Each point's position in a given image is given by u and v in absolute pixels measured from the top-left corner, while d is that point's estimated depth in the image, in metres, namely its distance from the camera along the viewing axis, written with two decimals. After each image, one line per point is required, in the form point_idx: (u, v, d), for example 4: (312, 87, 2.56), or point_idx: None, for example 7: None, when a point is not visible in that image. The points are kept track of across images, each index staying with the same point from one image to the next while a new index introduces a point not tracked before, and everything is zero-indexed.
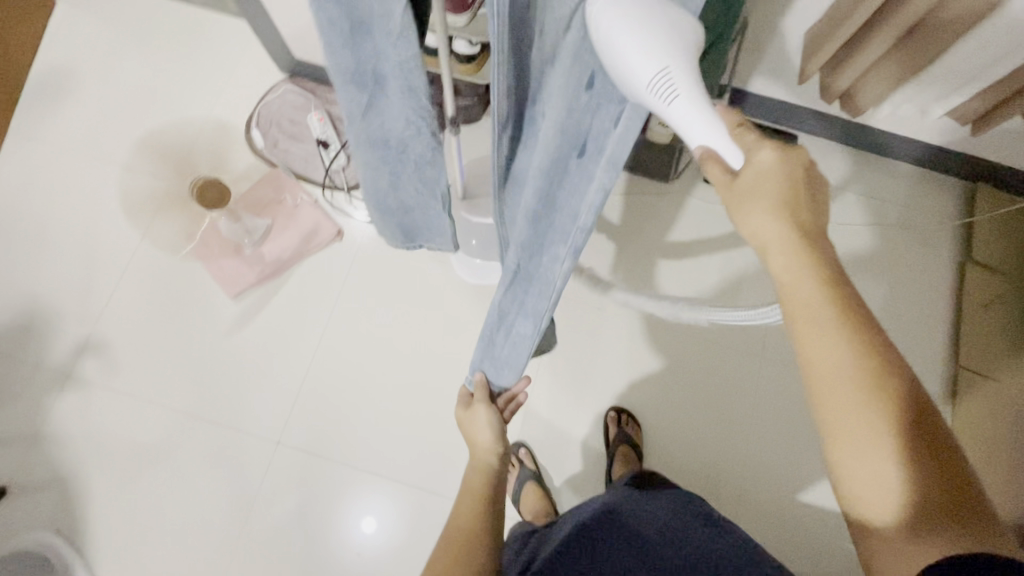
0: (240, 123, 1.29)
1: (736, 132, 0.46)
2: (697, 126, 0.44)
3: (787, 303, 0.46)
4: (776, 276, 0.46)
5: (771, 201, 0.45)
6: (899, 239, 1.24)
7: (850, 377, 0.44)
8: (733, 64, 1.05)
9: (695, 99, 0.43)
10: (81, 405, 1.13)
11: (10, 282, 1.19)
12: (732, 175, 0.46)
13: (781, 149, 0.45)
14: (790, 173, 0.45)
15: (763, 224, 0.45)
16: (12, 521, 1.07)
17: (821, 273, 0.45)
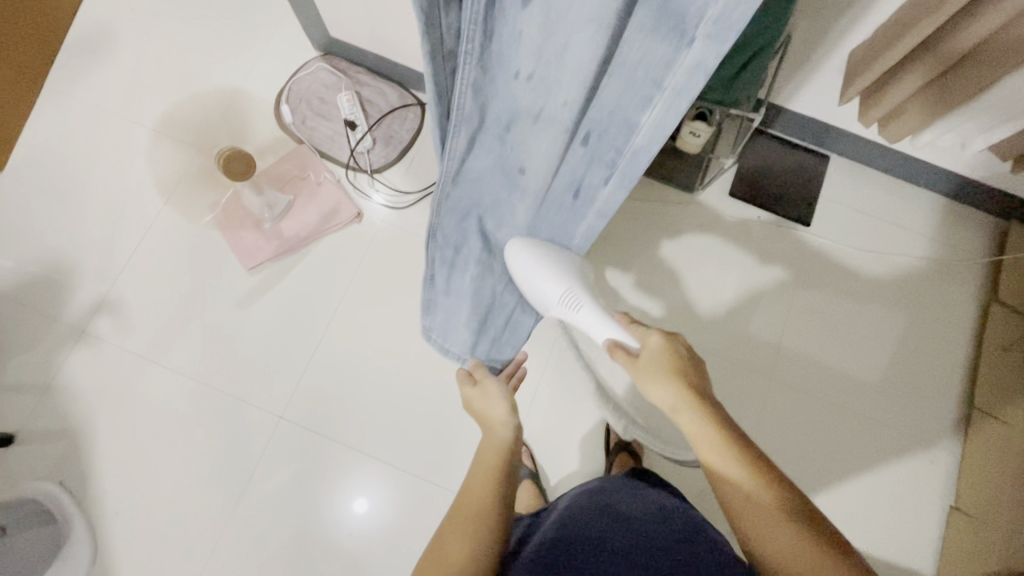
0: (270, 96, 1.29)
1: (630, 328, 0.70)
2: (599, 328, 0.72)
3: (698, 454, 0.56)
4: (684, 433, 0.58)
5: (664, 373, 0.60)
6: (921, 272, 1.21)
7: (760, 506, 0.51)
8: (772, 78, 1.03)
9: (594, 312, 0.74)
10: (93, 361, 1.15)
11: (33, 235, 1.21)
12: (634, 355, 0.65)
13: (663, 335, 0.64)
14: (676, 354, 0.62)
15: (661, 394, 0.59)
16: (15, 468, 1.09)
17: (713, 424, 0.56)
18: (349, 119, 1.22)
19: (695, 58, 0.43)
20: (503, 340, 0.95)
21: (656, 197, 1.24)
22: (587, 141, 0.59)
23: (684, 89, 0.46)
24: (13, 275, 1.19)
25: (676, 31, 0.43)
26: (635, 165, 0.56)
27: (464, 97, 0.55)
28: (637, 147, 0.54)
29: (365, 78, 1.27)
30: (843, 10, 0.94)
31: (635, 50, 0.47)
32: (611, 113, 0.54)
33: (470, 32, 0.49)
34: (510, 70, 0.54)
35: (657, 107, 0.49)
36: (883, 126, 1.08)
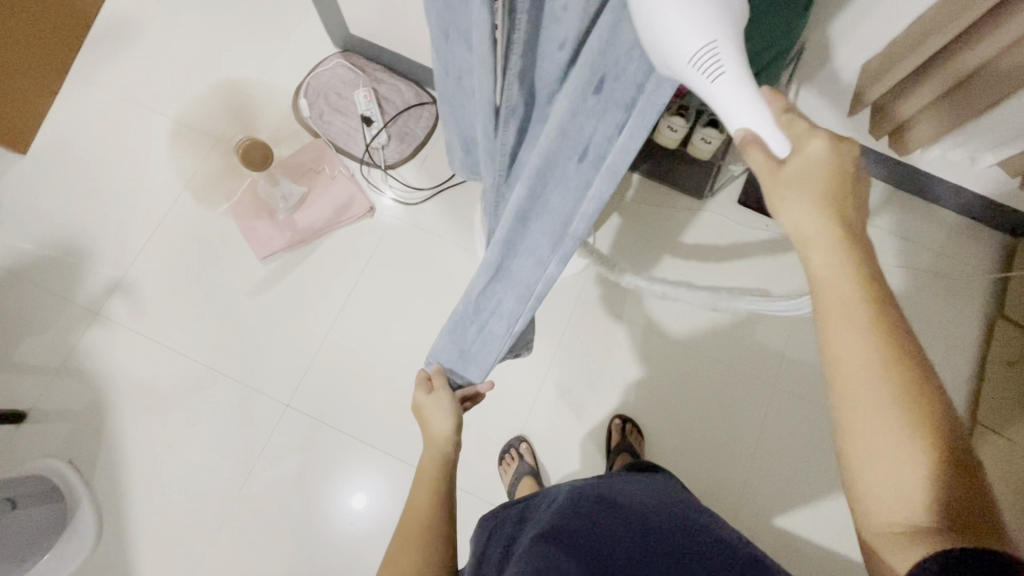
0: (288, 91, 1.31)
1: (782, 120, 0.44)
2: (740, 107, 0.42)
3: (818, 295, 0.44)
4: (812, 267, 0.44)
5: (814, 193, 0.43)
6: (927, 286, 1.21)
7: (871, 364, 0.41)
8: (784, 88, 1.04)
9: (740, 81, 0.41)
10: (106, 342, 1.17)
11: (52, 217, 1.24)
12: (777, 162, 0.43)
13: (830, 139, 0.43)
14: (839, 164, 0.43)
15: (801, 216, 0.43)
16: (26, 444, 1.11)
17: (858, 261, 0.43)
18: (366, 115, 1.24)
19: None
20: (471, 355, 0.78)
21: (665, 203, 1.25)
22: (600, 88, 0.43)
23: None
24: (31, 255, 1.21)
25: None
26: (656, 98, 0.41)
27: (510, 89, 0.48)
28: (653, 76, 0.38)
29: (382, 75, 1.29)
30: (857, 24, 0.94)
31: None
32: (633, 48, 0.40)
33: (519, 20, 0.42)
34: (554, 42, 0.44)
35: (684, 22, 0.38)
36: (893, 139, 1.09)
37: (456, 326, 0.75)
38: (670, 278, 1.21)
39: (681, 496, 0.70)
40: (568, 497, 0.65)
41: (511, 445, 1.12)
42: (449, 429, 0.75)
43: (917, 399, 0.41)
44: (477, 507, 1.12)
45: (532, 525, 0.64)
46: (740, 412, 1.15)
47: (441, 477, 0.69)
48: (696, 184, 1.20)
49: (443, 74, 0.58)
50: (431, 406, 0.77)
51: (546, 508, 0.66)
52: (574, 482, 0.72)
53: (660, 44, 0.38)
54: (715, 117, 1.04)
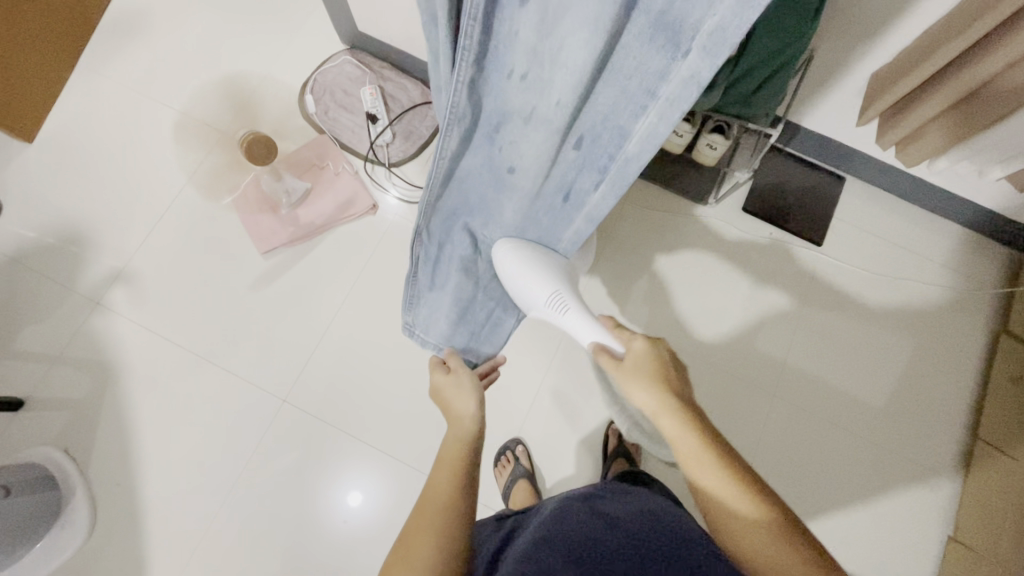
0: (295, 86, 1.32)
1: (614, 332, 0.70)
2: (582, 330, 0.73)
3: (679, 455, 0.57)
4: (667, 436, 0.59)
5: (649, 380, 0.61)
6: (933, 299, 1.20)
7: (730, 509, 0.53)
8: (793, 95, 1.03)
9: (580, 313, 0.73)
10: (106, 332, 1.17)
11: (56, 206, 1.24)
12: (618, 356, 0.68)
13: (648, 339, 0.65)
14: (657, 356, 0.64)
15: (642, 398, 0.61)
16: (24, 431, 1.12)
17: (695, 426, 0.57)
18: (371, 112, 1.25)
19: (690, 70, 0.41)
20: (482, 337, 0.91)
21: (670, 208, 1.24)
22: (580, 145, 0.56)
23: (675, 101, 0.44)
24: (34, 244, 1.21)
25: (670, 44, 0.41)
26: (627, 169, 0.53)
27: (458, 95, 0.51)
28: (631, 147, 0.51)
29: (389, 73, 1.29)
30: (868, 34, 0.94)
31: (631, 53, 0.43)
32: (606, 117, 0.50)
33: (468, 28, 0.44)
34: (505, 68, 0.50)
35: (650, 116, 0.47)
36: (900, 149, 1.08)
37: (464, 315, 0.87)
38: (671, 282, 1.21)
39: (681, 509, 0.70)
40: (560, 510, 0.64)
41: (508, 447, 1.12)
42: (474, 408, 0.72)
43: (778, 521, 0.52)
44: None
45: (524, 534, 0.63)
46: (740, 421, 1.14)
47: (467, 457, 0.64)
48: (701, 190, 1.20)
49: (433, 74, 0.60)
50: (452, 386, 0.77)
51: (539, 519, 0.66)
52: (568, 492, 0.72)
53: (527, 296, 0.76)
54: (722, 122, 1.04)
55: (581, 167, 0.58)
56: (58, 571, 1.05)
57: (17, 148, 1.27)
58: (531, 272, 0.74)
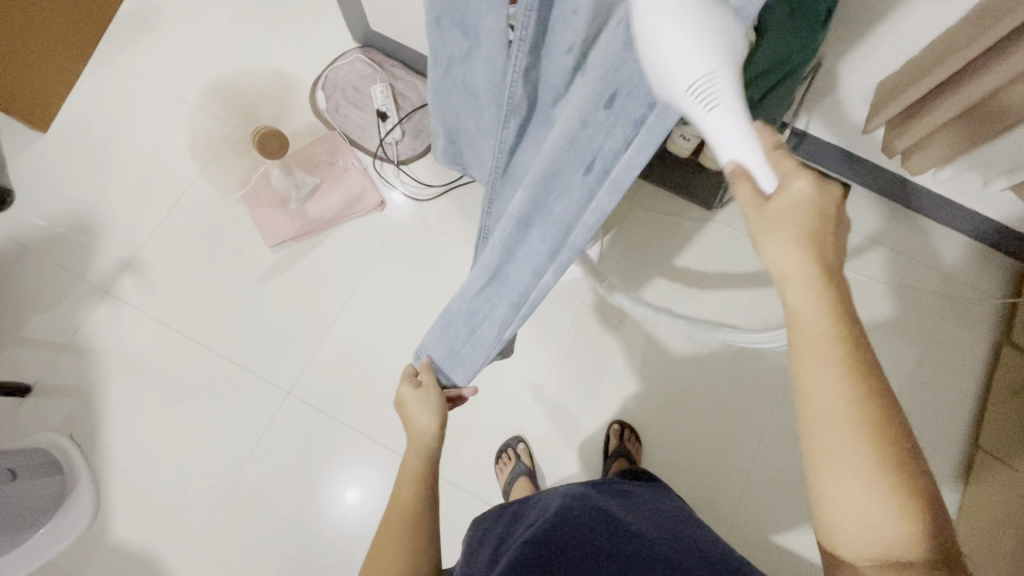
0: (307, 82, 1.33)
1: (772, 157, 0.43)
2: (730, 140, 0.41)
3: (797, 336, 0.43)
4: (789, 308, 0.43)
5: (798, 230, 0.42)
6: (936, 308, 1.21)
7: (843, 415, 0.41)
8: (800, 101, 1.04)
9: (734, 113, 0.40)
10: (114, 320, 1.18)
11: (68, 195, 1.26)
12: (763, 199, 0.43)
13: (818, 180, 0.42)
14: (820, 207, 0.43)
15: (783, 256, 0.43)
16: (30, 416, 1.13)
17: (834, 303, 0.42)
18: (382, 110, 1.25)
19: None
20: (460, 359, 0.78)
21: (675, 211, 1.26)
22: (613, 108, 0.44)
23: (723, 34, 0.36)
24: (45, 232, 1.23)
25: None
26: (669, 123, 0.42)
27: (515, 86, 0.47)
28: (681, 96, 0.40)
29: (400, 71, 1.30)
30: (876, 43, 0.95)
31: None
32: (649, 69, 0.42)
33: (525, 18, 0.41)
34: (562, 46, 0.43)
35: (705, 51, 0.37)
36: (905, 159, 1.09)
37: (448, 325, 0.74)
38: (673, 285, 1.22)
39: (682, 507, 0.70)
40: (562, 501, 0.65)
41: (509, 444, 1.13)
42: (434, 426, 0.70)
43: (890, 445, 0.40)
44: (472, 505, 1.12)
45: (522, 527, 0.64)
46: (741, 425, 1.14)
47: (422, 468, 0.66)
48: (706, 194, 1.21)
49: (433, 63, 0.59)
50: (417, 402, 0.73)
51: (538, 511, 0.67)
52: (569, 487, 0.72)
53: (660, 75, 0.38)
54: None
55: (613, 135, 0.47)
56: (60, 555, 1.06)
57: (32, 137, 1.29)
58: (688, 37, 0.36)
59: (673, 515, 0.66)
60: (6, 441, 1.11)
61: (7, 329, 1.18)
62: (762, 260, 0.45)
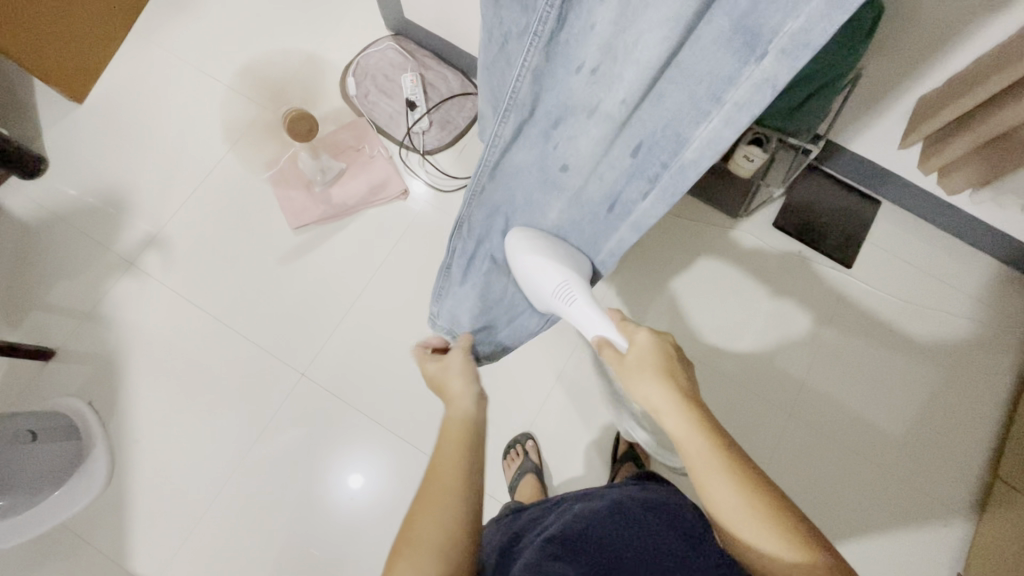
0: (338, 68, 1.34)
1: (618, 323, 0.64)
2: (591, 322, 0.66)
3: (686, 461, 0.51)
4: (672, 436, 0.53)
5: (653, 373, 0.55)
6: (963, 333, 1.18)
7: (741, 516, 0.47)
8: (835, 113, 1.02)
9: (587, 305, 0.66)
10: (137, 292, 1.20)
11: (100, 166, 1.28)
12: (620, 353, 0.61)
13: (652, 331, 0.60)
14: (664, 349, 0.58)
15: (649, 394, 0.55)
16: (51, 380, 1.15)
17: (704, 426, 0.51)
18: (410, 99, 1.27)
19: (766, 74, 0.40)
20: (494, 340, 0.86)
21: (699, 217, 1.25)
22: (636, 153, 0.53)
23: (746, 104, 0.42)
24: (75, 202, 1.25)
25: (747, 48, 0.39)
26: (680, 179, 0.52)
27: (520, 82, 0.48)
28: (689, 158, 0.49)
29: (430, 62, 1.31)
30: (918, 59, 0.93)
31: (705, 59, 0.42)
32: (665, 125, 0.49)
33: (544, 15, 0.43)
34: (574, 63, 0.47)
35: (715, 120, 0.45)
36: (943, 176, 1.07)
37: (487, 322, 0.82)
38: (692, 291, 1.21)
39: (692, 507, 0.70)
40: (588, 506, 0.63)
41: (518, 440, 1.13)
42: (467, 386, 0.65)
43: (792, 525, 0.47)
44: None
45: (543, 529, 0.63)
46: (751, 436, 1.14)
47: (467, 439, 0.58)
48: (733, 203, 1.20)
49: (486, 37, 0.59)
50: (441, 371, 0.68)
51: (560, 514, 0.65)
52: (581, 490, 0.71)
53: (532, 283, 0.68)
54: (761, 134, 1.01)
55: (630, 175, 0.56)
56: (73, 518, 1.08)
57: (68, 108, 1.31)
58: (546, 262, 0.66)
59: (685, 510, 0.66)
60: (28, 402, 1.14)
61: (32, 295, 1.20)
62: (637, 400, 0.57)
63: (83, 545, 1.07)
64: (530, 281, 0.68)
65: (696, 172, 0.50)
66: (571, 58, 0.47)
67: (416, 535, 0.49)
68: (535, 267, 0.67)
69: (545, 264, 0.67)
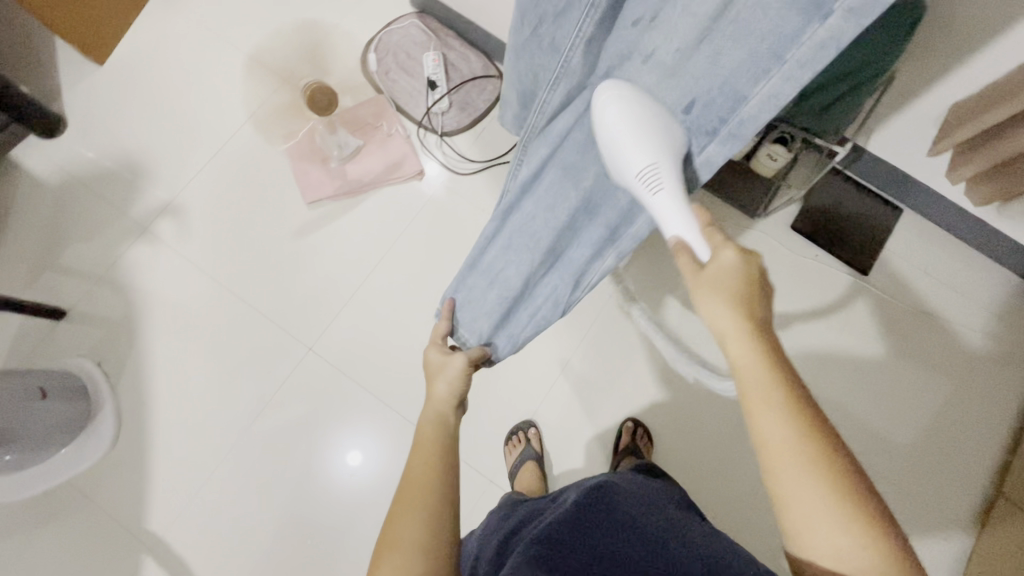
0: (360, 43, 1.32)
1: (707, 231, 0.54)
2: (675, 219, 0.53)
3: (744, 392, 0.48)
4: (733, 364, 0.49)
5: (729, 296, 0.50)
6: (976, 345, 1.16)
7: (797, 459, 0.44)
8: (864, 116, 0.99)
9: (676, 197, 0.53)
10: (150, 257, 1.21)
11: (118, 129, 1.28)
12: (700, 264, 0.53)
13: (742, 253, 0.52)
14: (747, 274, 0.51)
15: (719, 316, 0.50)
16: (63, 339, 1.17)
17: (771, 358, 0.48)
18: (432, 79, 1.25)
19: (830, 32, 0.36)
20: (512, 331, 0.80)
21: (715, 215, 1.23)
22: (689, 111, 0.50)
23: (809, 62, 0.39)
24: (92, 164, 1.26)
25: (812, 6, 0.36)
26: (741, 133, 0.48)
27: (573, 52, 0.51)
28: (746, 115, 0.46)
29: (453, 41, 1.28)
30: (953, 66, 0.90)
31: (767, 17, 0.39)
32: (721, 85, 0.46)
33: None
34: (632, 15, 0.47)
35: (774, 79, 0.42)
36: (971, 186, 1.04)
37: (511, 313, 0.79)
38: None
39: (692, 506, 0.70)
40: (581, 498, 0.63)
41: (521, 428, 1.13)
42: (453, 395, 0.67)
43: (845, 472, 0.44)
44: (477, 484, 1.12)
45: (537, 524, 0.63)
46: None
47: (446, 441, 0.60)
48: (751, 202, 1.18)
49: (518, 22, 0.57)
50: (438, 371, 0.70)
51: (554, 508, 0.65)
52: (584, 481, 0.72)
53: (616, 155, 0.53)
54: (785, 133, 0.99)
55: (681, 134, 0.53)
56: (80, 475, 1.10)
57: (89, 69, 1.31)
58: (637, 132, 0.50)
59: (681, 510, 0.66)
60: (40, 360, 1.15)
61: (47, 254, 1.21)
62: (703, 319, 0.52)
63: (87, 503, 1.09)
64: (612, 157, 0.54)
65: (754, 129, 0.47)
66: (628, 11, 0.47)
67: (395, 538, 0.50)
68: (610, 120, 0.51)
69: (627, 138, 0.50)
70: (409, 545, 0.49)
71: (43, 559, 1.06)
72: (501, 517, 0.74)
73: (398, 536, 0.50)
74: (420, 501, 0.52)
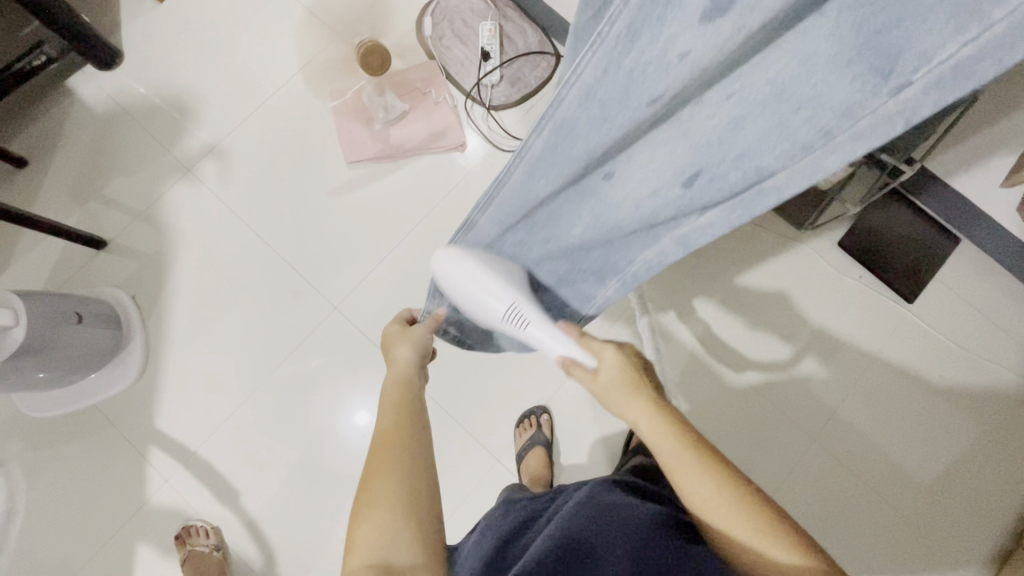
0: (417, 5, 1.29)
1: (581, 340, 0.60)
2: (552, 341, 0.60)
3: (660, 459, 0.52)
4: (646, 437, 0.54)
5: (626, 390, 0.56)
6: (1014, 389, 1.11)
7: (718, 509, 0.49)
8: (939, 136, 0.93)
9: (543, 326, 0.61)
10: (189, 198, 1.23)
11: (171, 67, 1.29)
12: (592, 371, 0.58)
13: (618, 348, 0.58)
14: (630, 364, 0.57)
15: (628, 407, 0.55)
16: (100, 269, 1.20)
17: (675, 428, 0.53)
18: (485, 49, 1.23)
19: (900, 106, 0.33)
20: None
21: (760, 223, 1.20)
22: (692, 182, 0.47)
23: (866, 137, 0.35)
24: (142, 100, 1.27)
25: (878, 73, 0.33)
26: (756, 205, 0.43)
27: (568, 88, 0.45)
28: (768, 188, 0.42)
29: (511, 13, 1.25)
30: None
31: (809, 79, 0.36)
32: (737, 155, 0.42)
33: (616, 10, 0.39)
34: (646, 94, 0.44)
35: (816, 154, 0.38)
36: None
37: None
38: (737, 296, 1.17)
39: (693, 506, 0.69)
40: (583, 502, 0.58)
41: (533, 412, 1.13)
42: (415, 359, 0.62)
43: (763, 509, 0.48)
44: (484, 462, 1.12)
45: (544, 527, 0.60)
46: (766, 453, 1.11)
47: (415, 401, 0.58)
48: (801, 213, 1.13)
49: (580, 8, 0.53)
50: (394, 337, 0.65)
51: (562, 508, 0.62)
52: (586, 481, 0.69)
53: (480, 308, 0.63)
54: None
55: (677, 205, 0.50)
56: (106, 401, 1.14)
57: (149, 5, 1.32)
58: (485, 280, 0.61)
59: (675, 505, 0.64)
60: (77, 286, 1.19)
61: (92, 184, 1.24)
62: (620, 415, 0.57)
63: (110, 427, 1.14)
64: (476, 306, 0.63)
65: (773, 205, 0.42)
66: (639, 86, 0.43)
67: (373, 495, 0.49)
68: (462, 281, 0.62)
69: (482, 285, 0.61)
70: (388, 501, 0.48)
71: (65, 475, 1.12)
72: (503, 515, 0.69)
73: (375, 492, 0.49)
74: (395, 463, 0.51)
